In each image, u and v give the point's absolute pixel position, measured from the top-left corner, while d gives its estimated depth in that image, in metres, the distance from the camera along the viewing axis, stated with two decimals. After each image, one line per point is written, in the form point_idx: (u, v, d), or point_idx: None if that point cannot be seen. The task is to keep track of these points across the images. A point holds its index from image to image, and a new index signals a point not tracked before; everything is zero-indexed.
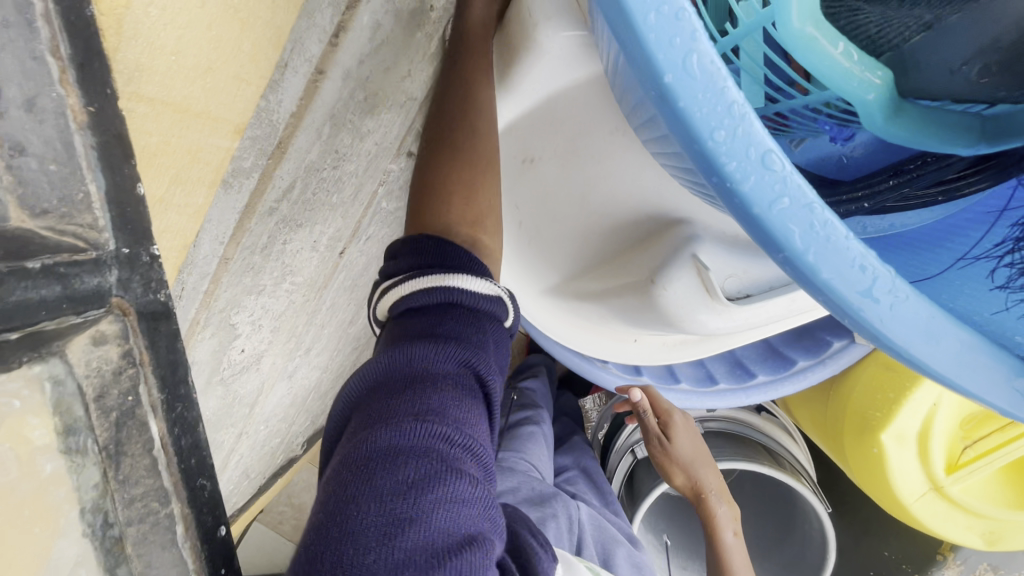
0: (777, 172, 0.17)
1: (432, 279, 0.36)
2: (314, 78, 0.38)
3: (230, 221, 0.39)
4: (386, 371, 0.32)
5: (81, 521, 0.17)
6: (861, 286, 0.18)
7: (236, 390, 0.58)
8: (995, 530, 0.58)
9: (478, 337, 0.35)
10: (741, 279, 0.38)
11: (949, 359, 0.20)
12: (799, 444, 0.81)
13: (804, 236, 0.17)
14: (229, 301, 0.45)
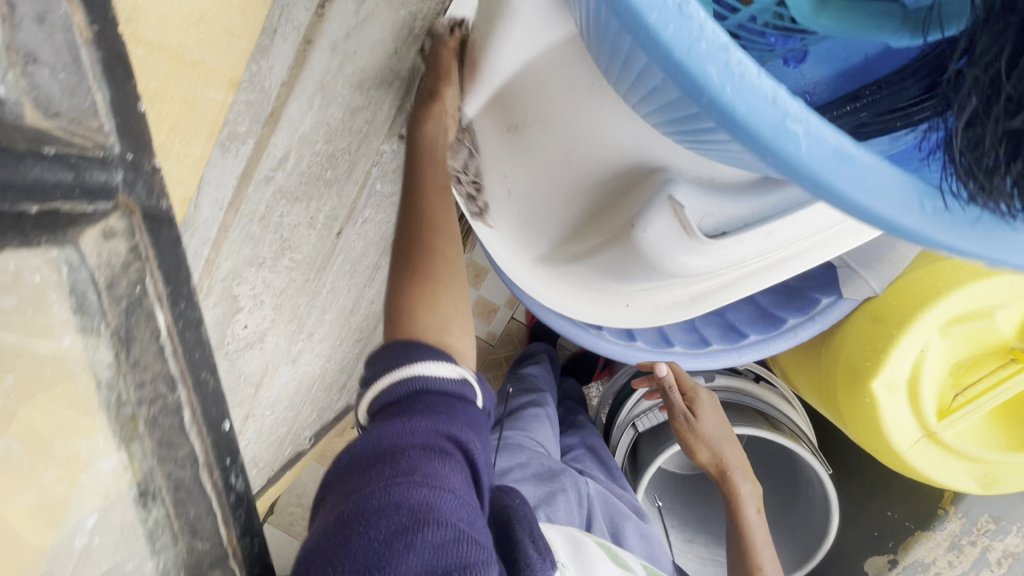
0: (695, 20, 0.18)
1: (400, 372, 0.39)
2: (303, 48, 0.40)
3: (229, 186, 0.41)
4: (361, 446, 0.35)
5: (98, 395, 0.19)
6: (773, 118, 0.18)
7: (241, 367, 0.60)
8: (990, 474, 0.58)
9: (449, 410, 0.38)
10: (717, 217, 0.39)
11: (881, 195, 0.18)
12: (798, 410, 0.82)
13: (722, 75, 0.18)
14: (231, 270, 0.47)
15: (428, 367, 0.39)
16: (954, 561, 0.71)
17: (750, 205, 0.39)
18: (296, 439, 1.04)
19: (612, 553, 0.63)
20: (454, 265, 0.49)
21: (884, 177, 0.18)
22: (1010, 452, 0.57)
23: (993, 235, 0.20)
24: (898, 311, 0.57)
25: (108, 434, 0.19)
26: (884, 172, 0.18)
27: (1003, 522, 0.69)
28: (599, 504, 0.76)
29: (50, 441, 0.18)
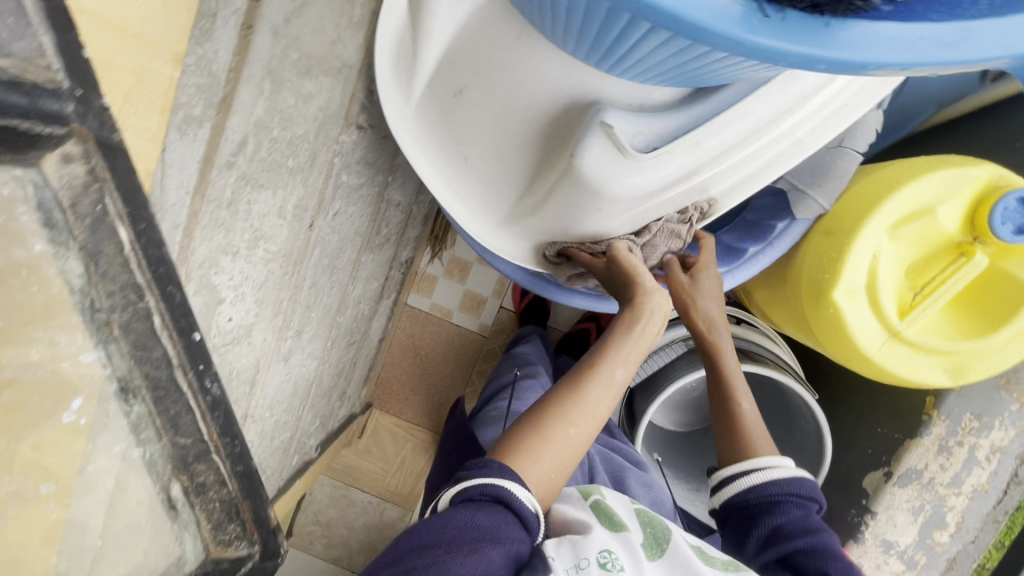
0: None
1: (489, 475, 0.45)
2: (245, 32, 0.43)
3: (192, 170, 0.43)
4: (438, 518, 0.43)
5: (75, 297, 0.22)
6: None
7: (231, 362, 0.62)
8: (957, 363, 0.60)
9: (507, 519, 0.44)
10: (647, 135, 0.46)
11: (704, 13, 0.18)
12: (779, 344, 0.84)
13: None
14: (206, 257, 0.50)
15: (517, 486, 0.45)
16: (946, 464, 0.72)
17: (667, 119, 0.46)
18: (302, 447, 1.06)
19: (605, 513, 0.51)
20: (569, 435, 0.48)
21: None
22: (972, 339, 0.59)
23: (809, 34, 0.18)
24: (846, 223, 0.60)
25: (86, 333, 0.23)
26: None
27: (984, 420, 0.71)
28: (600, 460, 0.76)
29: (32, 330, 0.21)
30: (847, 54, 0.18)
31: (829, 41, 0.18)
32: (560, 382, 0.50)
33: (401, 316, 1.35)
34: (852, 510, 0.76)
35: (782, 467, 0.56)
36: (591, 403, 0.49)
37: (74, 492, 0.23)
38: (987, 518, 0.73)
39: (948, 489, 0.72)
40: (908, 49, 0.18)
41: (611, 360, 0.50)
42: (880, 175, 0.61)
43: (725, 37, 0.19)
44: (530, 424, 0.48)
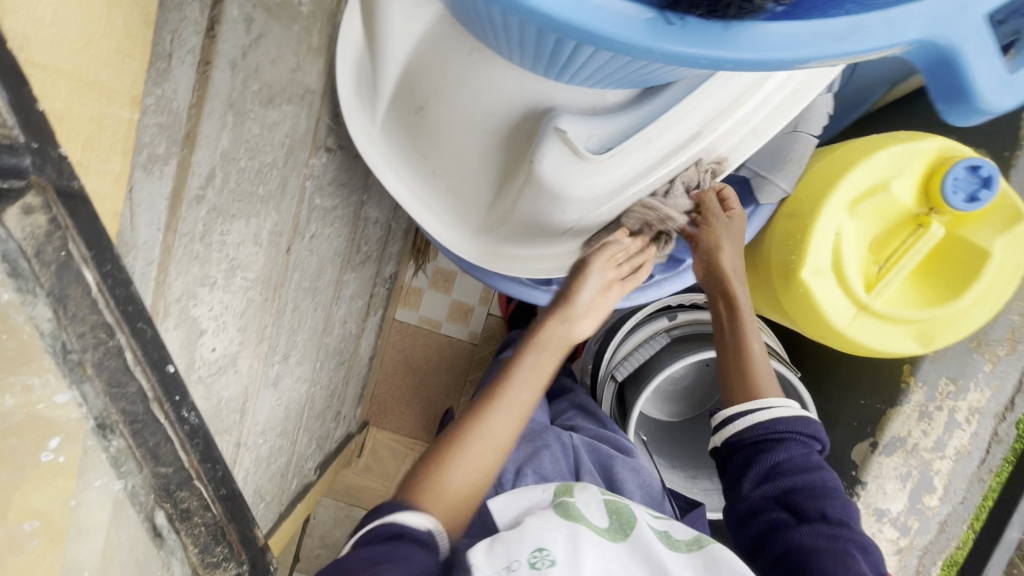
0: None
1: (387, 513, 0.49)
2: (202, 68, 0.44)
3: (161, 207, 0.44)
4: (344, 563, 0.45)
5: (44, 343, 0.24)
6: None
7: (219, 392, 0.63)
8: (925, 330, 0.62)
9: (410, 545, 0.46)
10: (601, 138, 0.47)
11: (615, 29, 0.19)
12: (766, 330, 0.85)
13: None
14: (184, 291, 0.51)
15: (414, 516, 0.48)
16: (928, 429, 0.74)
17: (620, 120, 0.47)
18: (301, 471, 1.06)
19: (565, 507, 0.50)
20: (473, 458, 0.54)
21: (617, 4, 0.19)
22: (938, 305, 0.61)
23: (709, 38, 0.20)
24: (808, 204, 0.62)
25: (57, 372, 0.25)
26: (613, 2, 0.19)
27: (961, 382, 0.72)
28: (586, 452, 0.77)
29: (7, 375, 0.24)
30: (748, 52, 0.20)
31: (730, 40, 0.20)
32: (467, 412, 0.58)
33: (390, 331, 1.36)
34: (843, 482, 0.78)
35: (789, 408, 0.59)
36: (492, 425, 0.56)
37: (68, 537, 0.27)
38: (972, 478, 0.75)
39: (932, 453, 0.74)
40: (804, 45, 0.20)
41: (510, 388, 0.59)
42: (836, 156, 0.63)
43: (632, 47, 0.20)
44: (435, 453, 0.55)
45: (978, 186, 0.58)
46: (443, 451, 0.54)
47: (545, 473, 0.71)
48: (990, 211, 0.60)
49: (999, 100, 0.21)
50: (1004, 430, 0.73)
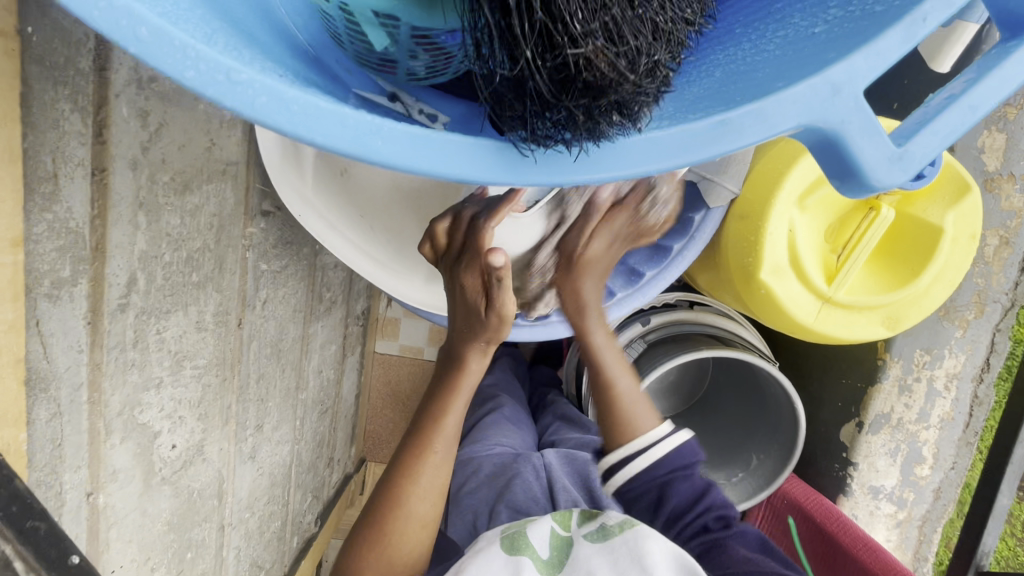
0: (245, 78, 0.17)
1: None
2: (97, 176, 0.41)
3: (81, 329, 0.42)
4: None
5: None
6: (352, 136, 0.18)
7: (189, 486, 0.61)
8: (890, 314, 0.62)
9: None
10: None
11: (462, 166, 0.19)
12: (747, 327, 0.86)
13: (285, 112, 0.17)
14: (125, 402, 0.48)
15: None
16: (909, 402, 0.74)
17: None
18: (299, 527, 1.05)
19: (512, 540, 0.61)
20: (406, 525, 0.59)
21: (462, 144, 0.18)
22: (901, 288, 0.60)
23: (564, 164, 0.20)
24: (757, 204, 0.60)
25: None
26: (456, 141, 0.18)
27: (935, 352, 0.72)
28: (560, 469, 0.79)
29: None
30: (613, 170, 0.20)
31: (598, 161, 0.20)
32: (400, 457, 0.60)
33: (372, 364, 1.34)
34: (835, 464, 0.79)
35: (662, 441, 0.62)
36: (422, 485, 0.59)
37: None
38: (959, 442, 0.75)
39: (918, 424, 0.74)
40: (669, 153, 0.19)
41: (433, 439, 0.58)
42: (778, 150, 0.61)
43: (491, 181, 0.19)
44: (372, 513, 0.60)
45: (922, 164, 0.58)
46: (376, 513, 0.59)
47: (519, 504, 0.73)
48: (937, 186, 0.60)
49: (891, 176, 0.20)
50: (984, 392, 0.73)
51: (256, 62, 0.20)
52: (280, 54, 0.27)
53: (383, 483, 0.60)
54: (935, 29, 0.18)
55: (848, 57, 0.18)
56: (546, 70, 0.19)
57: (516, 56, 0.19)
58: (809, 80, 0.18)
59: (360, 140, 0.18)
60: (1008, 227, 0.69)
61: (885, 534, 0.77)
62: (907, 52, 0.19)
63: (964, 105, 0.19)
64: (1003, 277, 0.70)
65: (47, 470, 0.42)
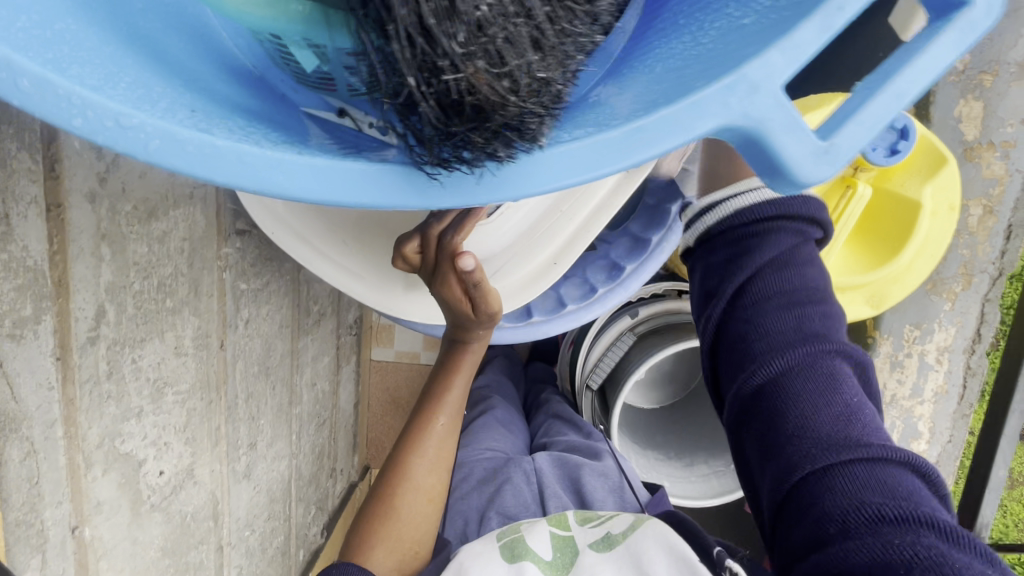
0: (136, 122, 0.18)
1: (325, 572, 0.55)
2: (53, 213, 0.41)
3: (49, 367, 0.42)
4: None
5: None
6: (245, 172, 0.19)
7: (181, 510, 0.62)
8: (874, 292, 0.61)
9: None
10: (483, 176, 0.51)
11: (359, 191, 0.20)
12: None
13: (181, 155, 0.18)
14: (104, 434, 0.48)
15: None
16: (902, 377, 0.73)
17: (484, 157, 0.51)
18: (305, 539, 1.05)
19: (512, 546, 0.61)
20: (408, 509, 0.59)
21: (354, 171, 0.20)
22: (883, 265, 0.59)
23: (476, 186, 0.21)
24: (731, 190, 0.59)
25: None
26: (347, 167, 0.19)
27: (925, 326, 0.71)
28: (552, 471, 0.80)
29: None
30: (529, 184, 0.20)
31: (508, 176, 0.20)
32: (398, 448, 0.60)
33: (370, 372, 1.34)
34: None
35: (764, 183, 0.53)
36: (418, 475, 0.59)
37: None
38: (955, 415, 0.74)
39: (911, 400, 0.74)
40: (579, 169, 0.20)
41: (429, 415, 0.59)
42: None
43: (400, 206, 0.20)
44: (370, 507, 0.60)
45: (896, 138, 0.57)
46: (375, 506, 0.59)
47: (508, 510, 0.74)
48: (914, 158, 0.59)
49: (818, 169, 0.20)
50: (977, 363, 0.72)
51: (160, 95, 0.21)
52: (204, 82, 0.26)
53: (377, 483, 0.60)
54: (850, 20, 0.19)
55: (764, 54, 0.19)
56: (430, 97, 0.17)
57: (402, 84, 0.17)
58: (723, 80, 0.19)
59: (254, 173, 0.19)
60: (991, 195, 0.68)
61: None
62: (827, 41, 0.19)
63: (891, 92, 0.20)
64: (988, 246, 0.69)
65: (25, 509, 0.42)
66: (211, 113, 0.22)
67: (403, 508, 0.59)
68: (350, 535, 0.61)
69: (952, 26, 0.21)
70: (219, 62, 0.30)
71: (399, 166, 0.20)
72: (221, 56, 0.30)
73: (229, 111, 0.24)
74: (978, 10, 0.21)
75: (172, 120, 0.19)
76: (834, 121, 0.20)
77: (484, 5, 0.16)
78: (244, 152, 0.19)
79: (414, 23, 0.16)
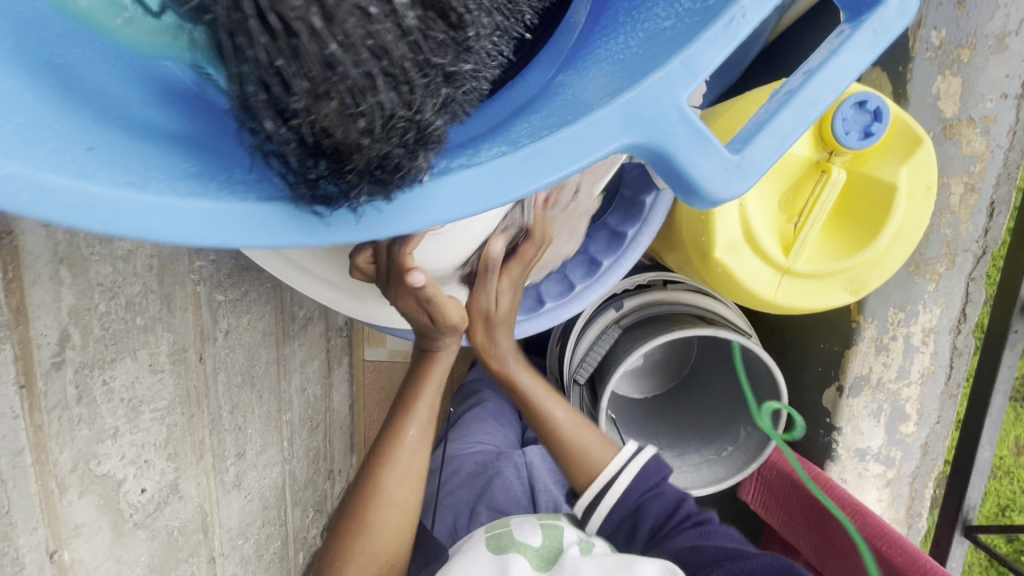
0: (10, 174, 0.19)
1: None
2: (6, 241, 0.41)
3: (12, 396, 0.42)
4: None
5: None
6: (127, 221, 0.20)
7: (166, 525, 0.62)
8: (852, 278, 0.60)
9: None
10: None
11: (241, 232, 0.22)
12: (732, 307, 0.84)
13: (56, 206, 0.20)
14: (77, 457, 0.49)
15: None
16: (887, 361, 0.72)
17: None
18: (304, 542, 1.06)
19: (500, 537, 0.62)
20: (381, 521, 0.59)
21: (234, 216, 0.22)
22: (860, 250, 0.59)
23: (406, 214, 0.23)
24: None
25: None
26: (226, 212, 0.22)
27: (909, 309, 0.70)
28: (542, 466, 0.81)
29: None
30: (437, 211, 0.23)
31: (412, 207, 0.23)
32: (374, 452, 0.59)
33: (364, 372, 1.34)
34: (820, 430, 0.78)
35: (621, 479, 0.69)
36: (389, 488, 0.59)
37: None
38: (942, 396, 0.74)
39: (898, 382, 0.73)
40: (493, 193, 0.23)
41: (401, 425, 0.58)
42: (722, 121, 0.57)
43: (301, 242, 0.23)
44: (347, 516, 0.60)
45: (869, 120, 0.56)
46: (351, 514, 0.60)
47: (498, 505, 0.75)
48: (889, 140, 0.58)
49: (732, 185, 0.24)
50: (962, 343, 0.72)
51: (36, 130, 0.21)
52: (124, 109, 0.26)
53: (355, 491, 0.61)
54: (754, 23, 0.23)
55: (665, 67, 0.23)
56: (292, 141, 0.20)
57: (286, 122, 0.19)
58: (620, 101, 0.22)
59: (134, 219, 0.21)
60: (972, 172, 0.66)
61: (875, 494, 0.78)
62: (731, 50, 0.23)
63: (802, 102, 0.24)
64: (971, 225, 0.68)
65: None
66: (112, 150, 0.22)
67: (375, 521, 0.59)
68: (330, 540, 0.62)
69: (868, 22, 0.24)
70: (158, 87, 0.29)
71: (291, 209, 0.22)
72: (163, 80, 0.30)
73: (139, 141, 0.24)
74: (889, 10, 0.24)
75: (46, 166, 0.20)
76: (742, 145, 0.24)
77: (334, 45, 0.18)
78: (123, 202, 0.20)
79: (273, 74, 0.18)
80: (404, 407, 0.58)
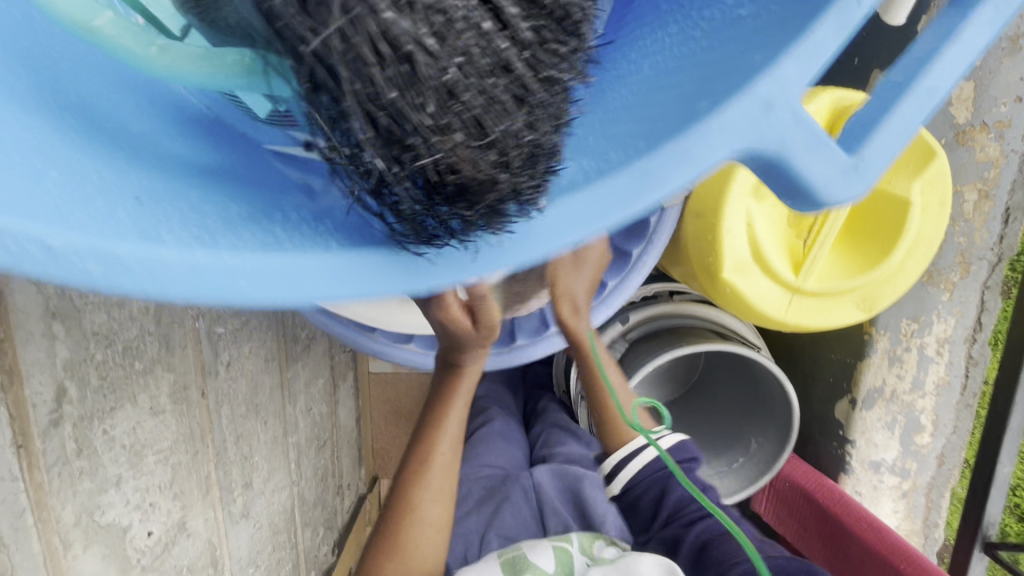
0: (65, 249, 0.18)
1: None
2: None
3: (11, 458, 0.41)
4: None
5: None
6: (206, 285, 0.20)
7: (174, 565, 0.62)
8: (865, 295, 0.59)
9: None
10: None
11: (322, 284, 0.21)
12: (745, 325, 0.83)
13: (118, 274, 0.19)
14: (80, 510, 0.48)
15: None
16: (902, 372, 0.71)
17: None
18: (315, 560, 1.06)
19: (514, 562, 0.66)
20: (420, 535, 0.60)
21: (314, 271, 0.21)
22: (872, 267, 0.57)
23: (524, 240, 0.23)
24: (711, 198, 0.56)
25: None
26: (305, 268, 0.21)
27: (922, 319, 0.69)
28: (552, 485, 0.81)
29: None
30: (555, 232, 0.23)
31: (522, 237, 0.23)
32: (404, 473, 0.60)
33: (369, 384, 1.33)
34: (834, 442, 0.78)
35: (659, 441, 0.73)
36: (425, 507, 0.60)
37: None
38: (959, 406, 0.72)
39: (912, 394, 0.72)
40: (613, 209, 0.22)
41: (429, 448, 0.59)
42: None
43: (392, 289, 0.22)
44: (379, 539, 0.61)
45: None
46: (383, 536, 0.61)
47: (508, 530, 0.76)
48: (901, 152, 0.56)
49: (848, 186, 0.24)
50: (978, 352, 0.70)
51: (87, 200, 0.21)
52: (152, 147, 0.27)
53: (383, 514, 0.61)
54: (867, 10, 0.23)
55: (779, 66, 0.23)
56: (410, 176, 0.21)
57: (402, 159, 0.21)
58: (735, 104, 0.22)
59: (214, 282, 0.20)
60: (986, 178, 0.64)
61: (890, 505, 0.77)
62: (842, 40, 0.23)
63: (922, 91, 0.25)
64: (985, 232, 0.65)
65: None
66: (156, 198, 0.22)
67: (411, 539, 0.60)
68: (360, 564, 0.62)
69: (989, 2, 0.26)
70: (165, 117, 0.31)
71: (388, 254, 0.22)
72: (168, 110, 0.32)
73: (179, 184, 0.25)
74: None
75: (115, 229, 0.19)
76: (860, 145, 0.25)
77: (453, 70, 0.20)
78: (202, 265, 0.20)
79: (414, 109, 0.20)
80: (433, 428, 0.59)
